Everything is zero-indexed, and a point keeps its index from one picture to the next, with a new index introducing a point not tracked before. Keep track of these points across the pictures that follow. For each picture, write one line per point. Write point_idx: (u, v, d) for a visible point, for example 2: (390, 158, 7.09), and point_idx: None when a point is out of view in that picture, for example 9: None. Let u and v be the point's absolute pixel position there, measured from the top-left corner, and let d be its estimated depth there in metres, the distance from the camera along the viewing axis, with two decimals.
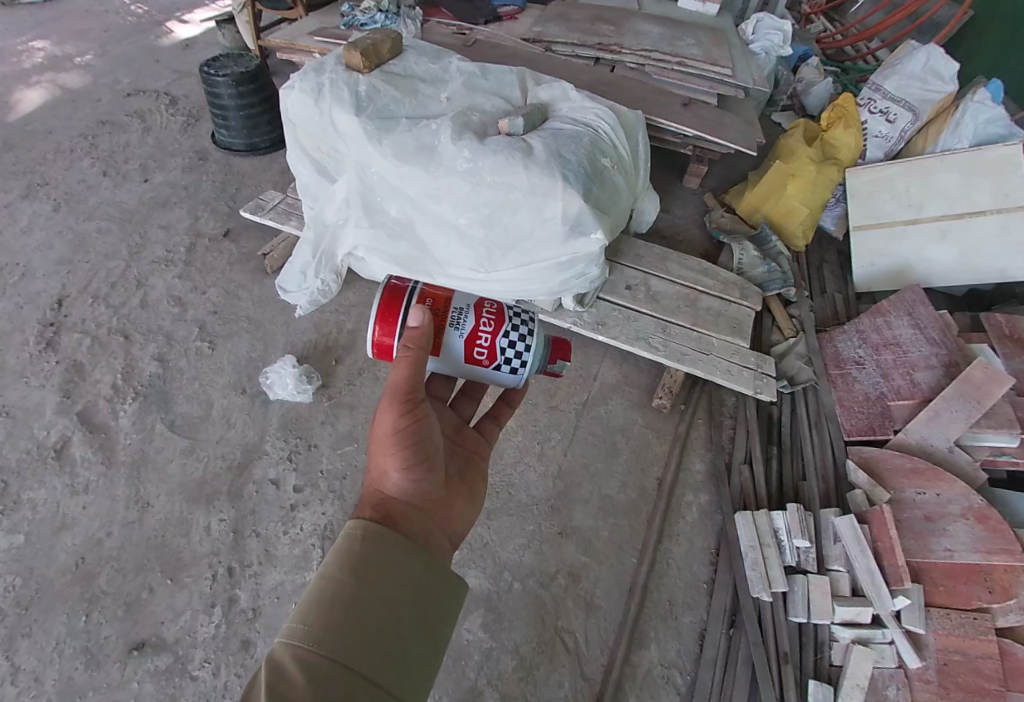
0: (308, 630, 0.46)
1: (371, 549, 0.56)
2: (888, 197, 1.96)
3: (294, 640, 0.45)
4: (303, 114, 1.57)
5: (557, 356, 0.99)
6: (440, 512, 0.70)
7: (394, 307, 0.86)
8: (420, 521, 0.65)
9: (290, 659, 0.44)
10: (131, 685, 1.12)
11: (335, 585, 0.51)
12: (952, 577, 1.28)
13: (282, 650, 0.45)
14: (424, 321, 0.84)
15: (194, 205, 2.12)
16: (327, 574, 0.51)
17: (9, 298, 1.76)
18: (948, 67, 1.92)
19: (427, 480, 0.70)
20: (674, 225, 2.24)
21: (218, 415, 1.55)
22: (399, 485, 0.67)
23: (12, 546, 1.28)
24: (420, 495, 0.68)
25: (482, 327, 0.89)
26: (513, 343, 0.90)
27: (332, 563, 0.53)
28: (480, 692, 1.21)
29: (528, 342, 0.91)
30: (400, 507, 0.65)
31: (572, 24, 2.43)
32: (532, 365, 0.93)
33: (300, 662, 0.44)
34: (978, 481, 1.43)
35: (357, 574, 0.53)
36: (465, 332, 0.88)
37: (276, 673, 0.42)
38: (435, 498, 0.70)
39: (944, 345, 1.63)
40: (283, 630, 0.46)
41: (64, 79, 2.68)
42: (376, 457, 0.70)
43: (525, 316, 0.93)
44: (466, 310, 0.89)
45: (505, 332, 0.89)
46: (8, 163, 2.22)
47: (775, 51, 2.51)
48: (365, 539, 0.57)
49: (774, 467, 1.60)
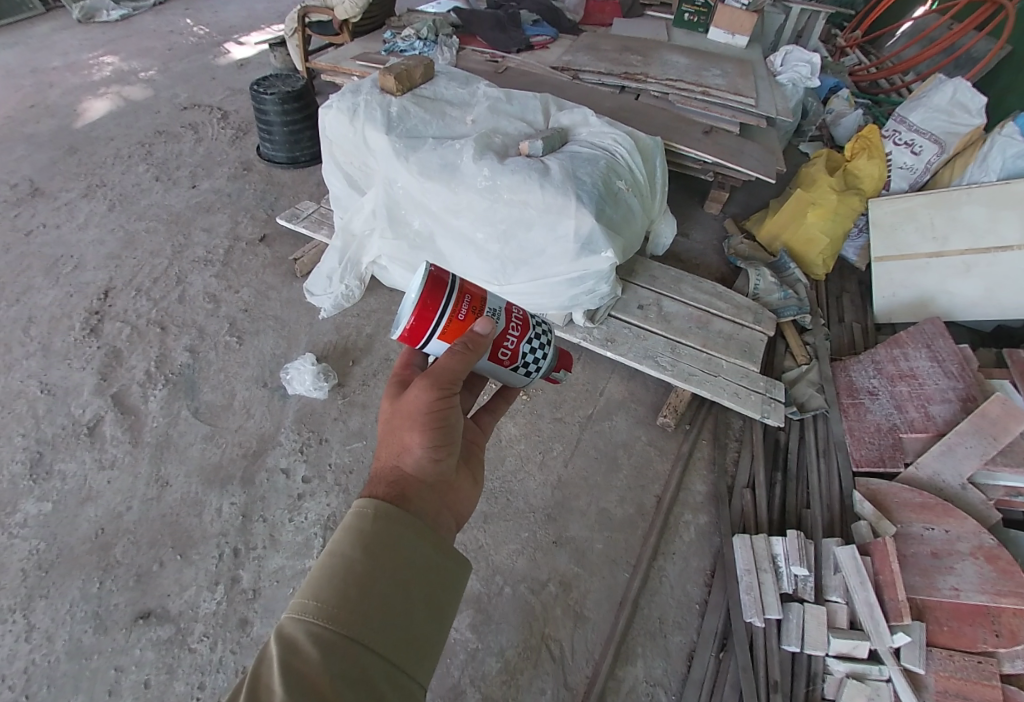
0: (320, 606, 0.50)
1: (383, 528, 0.59)
2: (912, 228, 1.94)
3: (305, 615, 0.49)
4: (338, 131, 1.68)
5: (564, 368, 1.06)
6: (452, 495, 0.73)
7: (436, 295, 0.82)
8: (432, 501, 0.69)
9: (303, 634, 0.48)
10: (134, 652, 1.19)
11: (347, 564, 0.54)
12: (957, 617, 1.24)
13: (293, 625, 0.49)
14: (490, 331, 0.82)
15: (235, 211, 2.28)
16: (338, 553, 0.55)
17: (62, 287, 1.93)
18: (974, 99, 1.89)
19: (445, 462, 0.74)
20: (693, 249, 2.27)
21: (239, 405, 1.64)
22: (418, 463, 0.72)
23: (42, 512, 1.39)
24: (436, 475, 0.72)
25: (515, 329, 0.91)
26: (533, 349, 0.94)
27: (342, 541, 0.56)
28: (462, 691, 1.23)
29: (544, 352, 0.97)
30: (415, 484, 0.69)
31: (601, 54, 2.53)
32: (541, 371, 0.99)
33: (314, 638, 0.48)
34: (992, 520, 1.37)
35: (368, 552, 0.56)
36: (499, 326, 0.89)
37: (288, 647, 0.47)
38: (450, 481, 0.74)
39: (962, 379, 1.58)
40: (293, 605, 0.50)
41: (128, 92, 2.94)
42: (399, 434, 0.74)
43: (544, 329, 0.98)
44: (500, 309, 0.90)
45: (530, 339, 0.93)
46: (73, 165, 2.44)
47: (802, 83, 2.54)
48: (376, 518, 0.59)
49: (777, 492, 1.57)
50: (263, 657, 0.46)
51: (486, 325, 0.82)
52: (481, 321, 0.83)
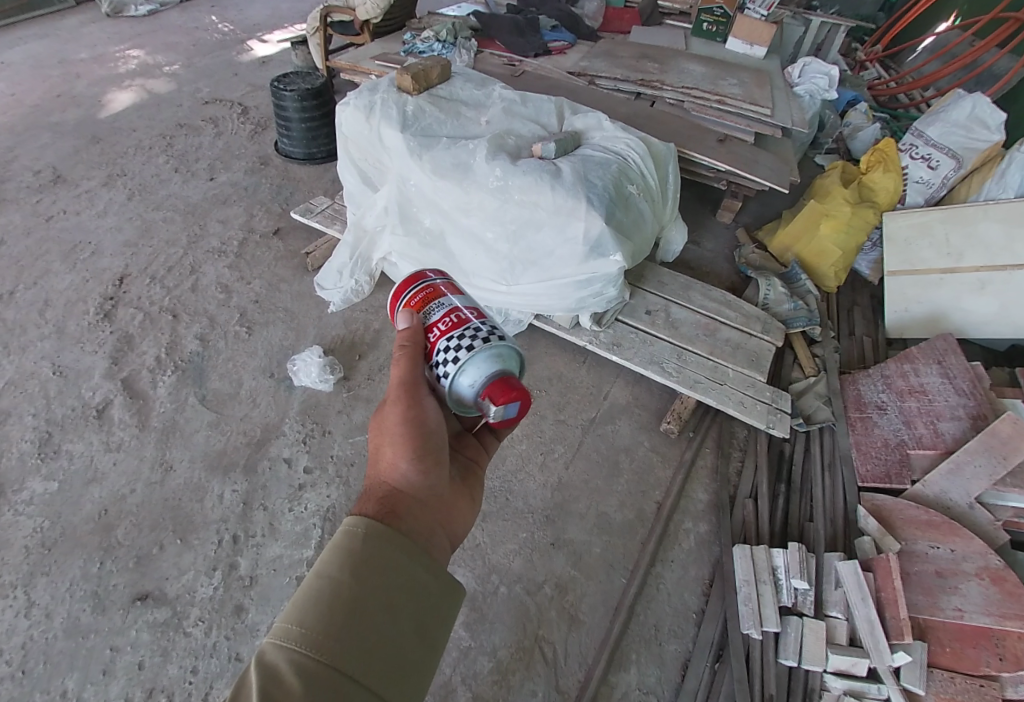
0: (304, 632, 0.47)
1: (372, 547, 0.56)
2: (926, 243, 1.91)
3: (288, 642, 0.46)
4: (354, 128, 1.70)
5: (491, 401, 0.78)
6: (445, 511, 0.70)
7: (409, 278, 0.93)
8: (425, 516, 0.65)
9: (285, 662, 0.44)
10: (129, 633, 1.20)
11: (334, 586, 0.51)
12: (960, 639, 1.21)
13: (275, 652, 0.45)
14: (409, 323, 0.86)
15: (250, 204, 2.31)
16: (325, 573, 0.51)
17: (79, 272, 1.97)
18: (993, 116, 1.89)
19: (435, 475, 0.71)
20: (703, 257, 2.26)
21: (246, 394, 1.66)
22: (406, 476, 0.69)
23: (48, 491, 1.42)
24: (427, 489, 0.69)
25: (439, 328, 0.84)
26: (448, 349, 0.81)
27: (330, 560, 0.53)
28: (453, 689, 1.22)
29: (460, 358, 0.79)
30: (406, 499, 0.66)
31: (618, 60, 2.54)
32: (454, 385, 0.80)
33: (297, 666, 0.44)
34: (1000, 541, 1.34)
35: (356, 573, 0.53)
36: (430, 318, 0.86)
37: (269, 676, 0.43)
38: (442, 495, 0.71)
39: (973, 396, 1.55)
40: (275, 631, 0.46)
41: (152, 85, 3.00)
42: (384, 449, 0.72)
43: (483, 339, 0.81)
44: (441, 305, 0.87)
45: (449, 335, 0.82)
46: (95, 154, 2.49)
47: (819, 95, 2.56)
48: (365, 536, 0.56)
49: (779, 504, 1.55)
50: (241, 687, 0.42)
51: (407, 319, 0.86)
52: (407, 314, 0.87)
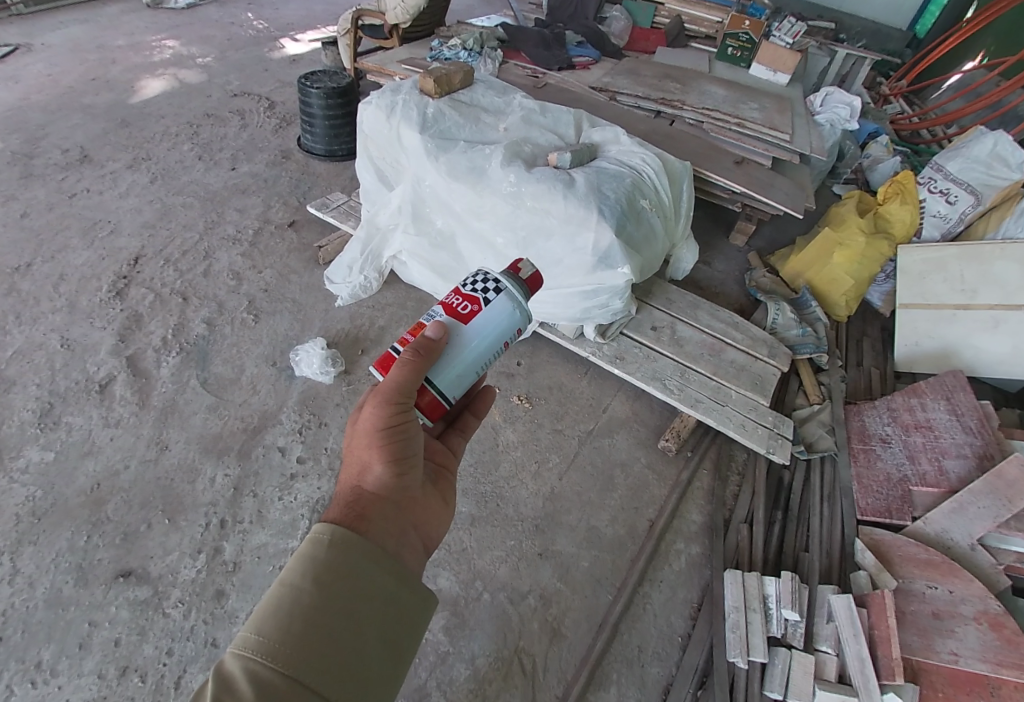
0: (265, 643, 0.46)
1: (338, 558, 0.55)
2: (940, 279, 1.90)
3: (247, 651, 0.45)
4: (375, 127, 1.74)
5: (520, 263, 0.88)
6: (419, 512, 0.69)
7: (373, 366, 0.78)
8: (396, 520, 0.64)
9: (242, 672, 0.44)
10: (109, 608, 1.20)
11: (296, 595, 0.50)
12: (955, 684, 1.16)
13: (232, 661, 0.45)
14: (440, 334, 0.78)
15: (269, 195, 2.35)
16: (289, 583, 0.51)
17: (96, 250, 2.00)
18: (1015, 154, 1.88)
19: (408, 480, 0.69)
20: (714, 278, 2.25)
21: (246, 381, 1.67)
22: (380, 481, 0.66)
23: (43, 460, 1.43)
24: (401, 492, 0.68)
25: (451, 301, 0.83)
26: (473, 281, 0.84)
27: (294, 569, 0.52)
28: (427, 694, 1.20)
29: (480, 274, 0.85)
30: (377, 505, 0.64)
31: (641, 79, 2.58)
32: (503, 277, 0.85)
33: (253, 675, 0.44)
34: (1000, 586, 1.29)
35: (319, 583, 0.52)
36: (439, 314, 0.82)
37: (224, 686, 0.43)
38: (415, 496, 0.70)
39: (980, 435, 1.51)
40: (236, 640, 0.46)
41: (183, 75, 3.08)
42: (357, 451, 0.68)
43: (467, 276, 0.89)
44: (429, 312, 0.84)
45: (463, 284, 0.84)
46: (123, 138, 2.56)
47: (840, 124, 2.57)
48: (331, 545, 0.55)
49: (775, 531, 1.52)
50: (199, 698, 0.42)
51: (437, 330, 0.78)
52: (432, 325, 0.80)
